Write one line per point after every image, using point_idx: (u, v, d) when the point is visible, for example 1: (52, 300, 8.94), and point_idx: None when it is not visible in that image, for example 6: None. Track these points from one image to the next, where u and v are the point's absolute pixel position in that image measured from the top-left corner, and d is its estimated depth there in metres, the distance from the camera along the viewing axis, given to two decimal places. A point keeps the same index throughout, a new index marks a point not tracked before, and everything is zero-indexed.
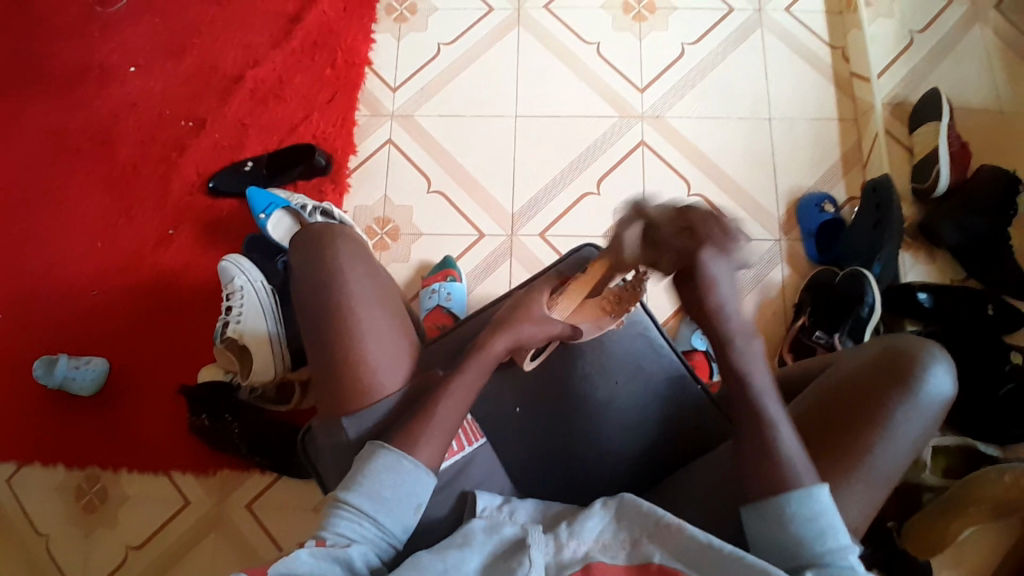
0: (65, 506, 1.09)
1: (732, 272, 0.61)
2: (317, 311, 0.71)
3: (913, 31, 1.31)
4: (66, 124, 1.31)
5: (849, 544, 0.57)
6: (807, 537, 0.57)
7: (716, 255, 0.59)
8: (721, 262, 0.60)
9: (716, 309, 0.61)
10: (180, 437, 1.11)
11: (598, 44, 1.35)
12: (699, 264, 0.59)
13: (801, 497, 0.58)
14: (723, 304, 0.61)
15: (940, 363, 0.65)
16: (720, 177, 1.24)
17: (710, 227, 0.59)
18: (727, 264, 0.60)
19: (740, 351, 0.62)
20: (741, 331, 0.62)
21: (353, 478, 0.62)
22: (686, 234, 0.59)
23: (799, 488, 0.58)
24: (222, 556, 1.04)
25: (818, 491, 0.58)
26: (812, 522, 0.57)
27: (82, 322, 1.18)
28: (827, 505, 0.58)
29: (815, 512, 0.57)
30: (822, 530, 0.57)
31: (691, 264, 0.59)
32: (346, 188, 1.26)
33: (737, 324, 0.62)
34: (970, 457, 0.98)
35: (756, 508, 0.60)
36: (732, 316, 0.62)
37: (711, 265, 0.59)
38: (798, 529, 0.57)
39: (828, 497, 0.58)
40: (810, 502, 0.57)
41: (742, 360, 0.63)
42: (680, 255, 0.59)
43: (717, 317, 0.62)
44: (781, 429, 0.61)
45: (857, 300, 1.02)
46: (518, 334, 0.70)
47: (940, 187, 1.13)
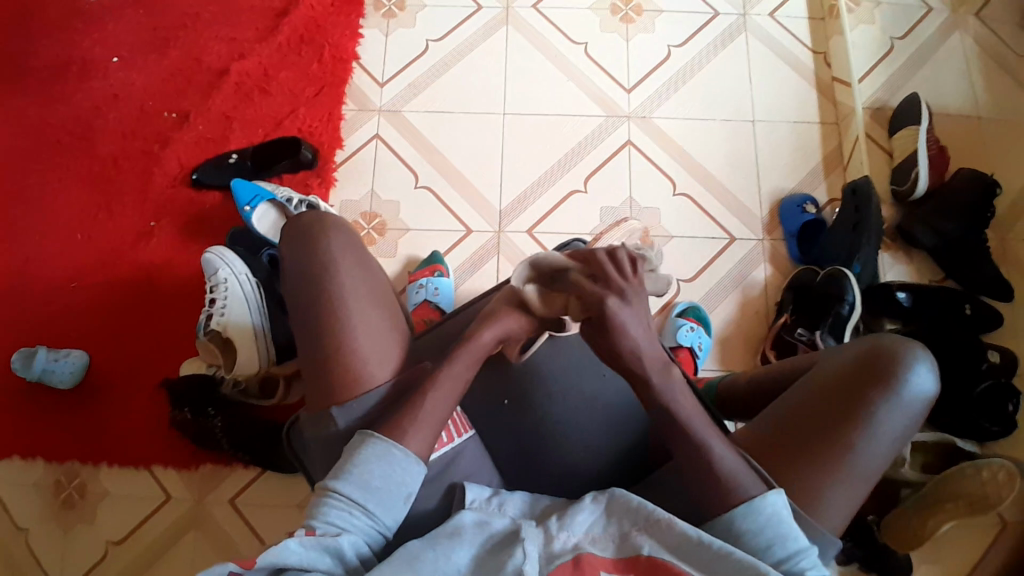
0: (44, 502, 1.06)
1: (641, 317, 0.63)
2: (307, 299, 0.71)
3: (894, 38, 1.36)
4: (45, 114, 1.29)
5: (804, 546, 0.58)
6: (759, 548, 0.58)
7: (620, 304, 0.61)
8: (626, 306, 0.61)
9: (632, 351, 0.62)
10: (160, 433, 1.08)
11: (586, 44, 1.35)
12: (605, 313, 0.61)
13: (744, 513, 0.59)
14: (634, 343, 0.62)
15: (921, 363, 0.67)
16: (704, 178, 1.26)
17: (617, 275, 0.61)
18: (637, 310, 0.62)
19: (659, 390, 0.63)
20: (654, 367, 0.63)
21: (341, 467, 0.61)
22: (592, 281, 0.62)
23: (743, 503, 0.59)
24: (204, 550, 1.03)
25: (764, 503, 0.59)
26: (759, 535, 0.58)
27: (60, 316, 1.15)
28: (772, 514, 0.59)
29: (761, 525, 0.59)
30: (771, 541, 0.58)
31: (598, 312, 0.61)
32: (332, 183, 1.25)
33: (649, 365, 0.63)
34: (948, 454, 1.00)
35: (709, 530, 0.61)
36: (644, 358, 0.63)
37: (617, 314, 0.61)
38: (750, 541, 0.59)
39: (773, 507, 0.59)
40: (754, 516, 0.59)
41: (670, 399, 0.63)
42: (587, 306, 0.62)
43: (630, 360, 0.63)
44: (716, 449, 0.62)
45: (837, 299, 1.04)
46: (506, 325, 0.70)
47: (918, 191, 1.15)
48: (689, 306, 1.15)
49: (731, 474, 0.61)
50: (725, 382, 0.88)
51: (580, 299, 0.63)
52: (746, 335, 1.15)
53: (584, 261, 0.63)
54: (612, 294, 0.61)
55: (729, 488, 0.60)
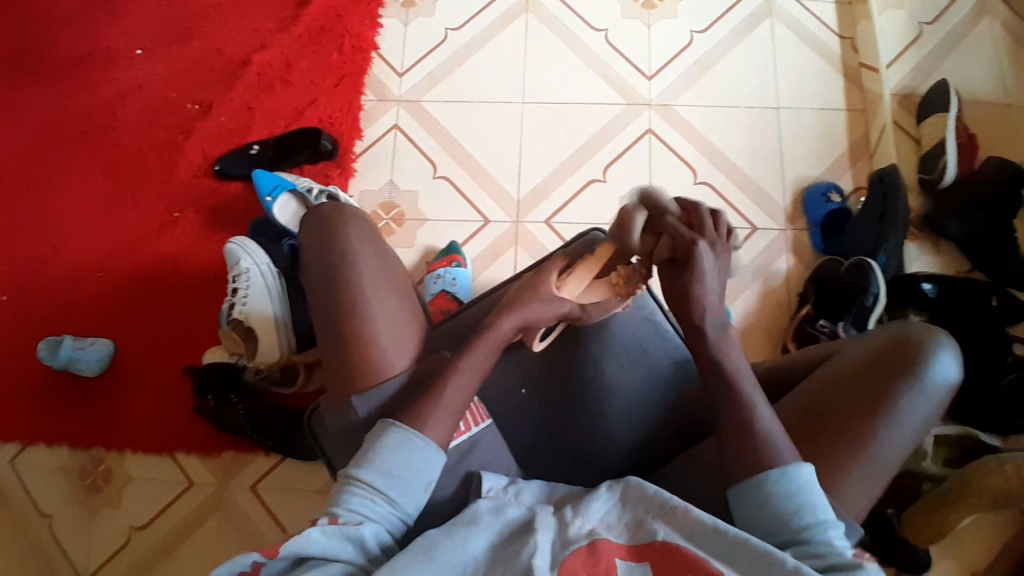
0: (71, 486, 1.09)
1: (720, 270, 0.66)
2: (326, 289, 0.72)
3: (922, 23, 1.31)
4: (73, 106, 1.31)
5: (831, 518, 0.57)
6: (787, 513, 0.57)
7: (708, 251, 0.65)
8: (711, 256, 0.65)
9: (698, 300, 0.65)
10: (186, 419, 1.11)
11: (607, 31, 1.34)
12: (693, 255, 0.65)
13: (776, 477, 0.59)
14: (705, 292, 0.65)
15: (945, 351, 0.66)
16: (726, 166, 1.24)
17: (711, 226, 0.66)
18: (718, 261, 0.66)
19: (716, 338, 0.66)
20: (715, 316, 0.66)
21: (365, 455, 0.62)
22: (691, 226, 0.66)
23: (775, 467, 0.59)
24: (226, 535, 1.06)
25: (797, 471, 0.58)
26: (788, 500, 0.58)
27: (88, 303, 1.18)
28: (803, 482, 0.58)
29: (791, 490, 0.58)
30: (799, 507, 0.57)
31: (687, 252, 0.65)
32: (351, 173, 1.26)
33: (715, 314, 0.66)
34: (971, 448, 0.99)
35: (738, 492, 0.60)
36: (711, 308, 0.66)
37: (702, 258, 0.65)
38: (778, 506, 0.58)
39: (804, 476, 0.58)
40: (786, 481, 0.58)
41: (724, 348, 0.66)
42: (677, 246, 0.66)
43: (695, 306, 0.66)
44: (757, 409, 0.62)
45: (860, 290, 1.03)
46: (526, 314, 0.70)
47: (946, 179, 1.12)
48: None
49: (749, 465, 0.60)
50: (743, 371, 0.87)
51: (668, 240, 0.67)
52: (766, 327, 1.14)
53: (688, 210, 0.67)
54: (706, 239, 0.65)
55: (747, 480, 0.60)
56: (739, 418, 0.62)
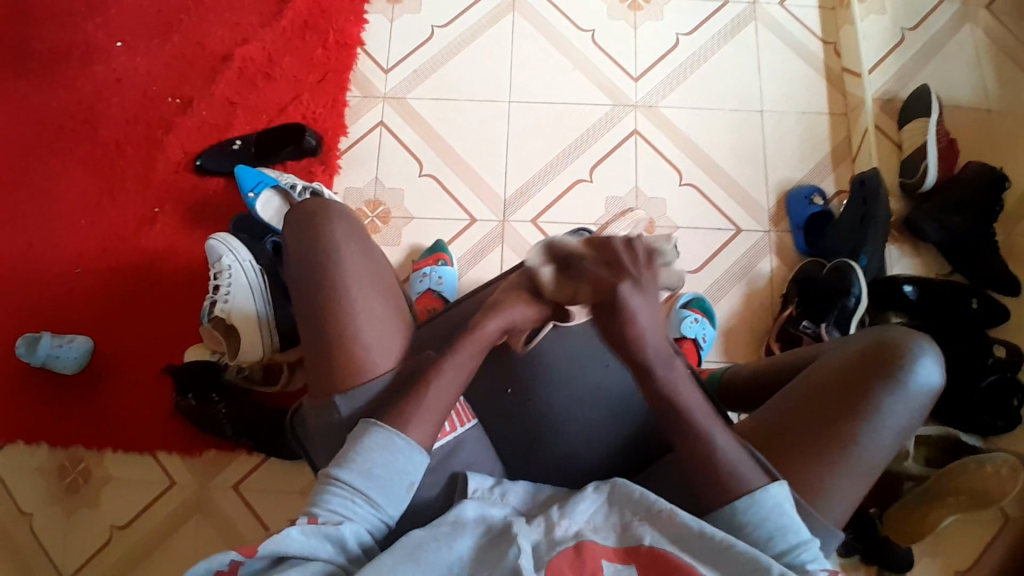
0: (49, 486, 1.07)
1: (651, 306, 0.61)
2: (309, 286, 0.71)
3: (904, 29, 1.33)
4: (50, 99, 1.28)
5: (805, 538, 0.59)
6: (760, 541, 0.59)
7: (633, 290, 0.60)
8: (638, 293, 0.60)
9: (636, 341, 0.61)
10: (164, 420, 1.09)
11: (593, 31, 1.34)
12: (617, 297, 0.60)
13: (746, 506, 0.59)
14: (642, 332, 0.61)
15: (927, 356, 0.66)
16: (711, 168, 1.25)
17: (630, 261, 0.60)
18: (647, 300, 0.61)
19: (662, 381, 0.62)
20: (658, 357, 0.62)
21: (346, 455, 0.61)
22: (607, 266, 0.61)
23: (743, 495, 0.60)
24: (208, 535, 1.04)
25: (763, 496, 0.59)
26: (760, 528, 0.59)
27: (64, 301, 1.16)
28: (773, 507, 0.59)
29: (761, 517, 0.59)
30: (772, 532, 0.59)
31: (611, 295, 0.60)
32: (336, 170, 1.24)
33: (653, 356, 0.62)
34: (952, 449, 0.99)
35: (710, 522, 0.61)
36: (651, 349, 0.61)
37: (628, 300, 0.60)
38: (750, 535, 0.59)
39: (771, 499, 0.59)
40: (755, 509, 0.59)
41: (671, 389, 0.63)
42: (598, 288, 0.61)
43: (633, 349, 0.62)
44: (717, 438, 0.62)
45: (842, 293, 1.04)
46: (510, 317, 0.69)
47: (927, 183, 1.14)
48: (693, 297, 1.13)
49: (733, 467, 0.61)
50: (728, 374, 0.88)
51: (590, 284, 0.62)
52: (749, 327, 1.15)
53: (601, 246, 0.62)
54: (628, 277, 0.60)
55: (732, 482, 0.60)
56: None
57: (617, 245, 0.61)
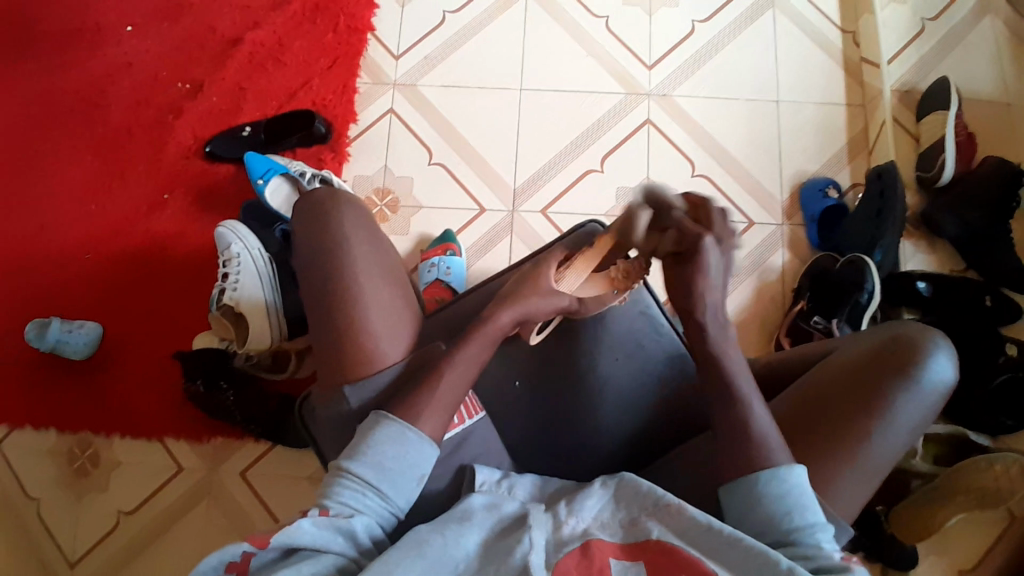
0: (58, 470, 1.08)
1: (724, 266, 0.62)
2: (318, 277, 0.70)
3: (926, 19, 1.30)
4: (61, 82, 1.28)
5: (821, 521, 0.57)
6: (776, 515, 0.57)
7: (715, 245, 0.61)
8: (717, 249, 0.61)
9: (699, 296, 0.62)
10: (174, 405, 1.10)
11: (607, 18, 1.32)
12: (698, 249, 0.61)
13: (769, 478, 0.58)
14: (707, 289, 0.62)
15: (941, 353, 0.66)
16: (724, 160, 1.23)
17: (718, 218, 0.62)
18: (721, 257, 0.62)
19: (715, 336, 0.64)
20: (716, 315, 0.64)
21: (357, 447, 0.62)
22: (696, 220, 0.62)
23: (768, 468, 0.59)
24: (217, 520, 1.05)
25: (788, 473, 0.58)
26: (779, 501, 0.57)
27: (75, 286, 1.16)
28: (796, 485, 0.58)
29: (783, 491, 0.58)
30: (791, 508, 0.57)
31: (692, 247, 0.61)
32: (345, 157, 1.24)
33: (713, 313, 0.64)
34: (962, 447, 1.00)
35: (727, 493, 0.60)
36: (710, 305, 0.63)
37: (707, 253, 0.61)
38: (768, 508, 0.58)
39: (794, 477, 0.58)
40: (778, 483, 0.58)
41: (721, 347, 0.64)
42: (682, 239, 0.61)
43: (695, 302, 0.63)
44: (730, 441, 0.62)
45: (856, 286, 1.03)
46: (526, 308, 0.70)
47: (944, 178, 1.12)
48: None
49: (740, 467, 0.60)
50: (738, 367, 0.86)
51: (673, 234, 0.62)
52: (760, 319, 1.14)
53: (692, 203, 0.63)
54: (712, 232, 0.61)
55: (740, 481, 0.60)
56: (733, 417, 0.62)
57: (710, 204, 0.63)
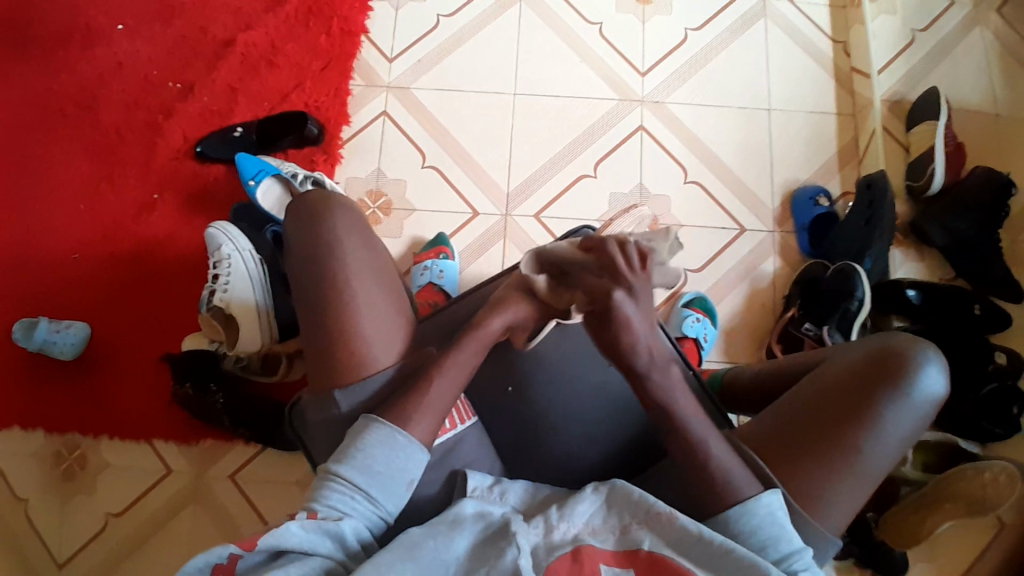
0: (44, 472, 1.06)
1: (645, 313, 0.59)
2: (310, 278, 0.70)
3: (915, 30, 1.31)
4: (50, 81, 1.27)
5: (797, 545, 0.59)
6: (753, 550, 0.59)
7: (625, 296, 0.58)
8: (630, 298, 0.58)
9: (631, 346, 0.60)
10: (160, 408, 1.08)
11: (601, 24, 1.33)
12: (611, 305, 0.58)
13: (740, 515, 0.60)
14: (637, 340, 0.59)
15: (932, 365, 0.66)
16: (717, 167, 1.24)
17: (621, 265, 0.58)
18: (640, 304, 0.59)
19: (658, 387, 0.61)
20: (655, 364, 0.61)
21: (345, 451, 0.61)
22: (601, 273, 0.60)
23: (737, 504, 0.60)
24: (204, 524, 1.03)
25: (756, 505, 0.60)
26: (755, 535, 0.59)
27: (61, 287, 1.15)
28: (766, 516, 0.60)
29: (755, 526, 0.59)
30: (765, 541, 0.59)
31: (604, 303, 0.59)
32: (338, 160, 1.23)
33: (650, 361, 0.61)
34: (952, 455, 1.00)
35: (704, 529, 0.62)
36: (645, 353, 0.60)
37: (622, 306, 0.58)
38: (744, 543, 0.60)
39: (764, 508, 0.60)
40: (748, 519, 0.59)
41: (665, 395, 0.62)
42: (592, 295, 0.60)
43: (627, 354, 0.60)
44: (719, 447, 0.62)
45: (846, 295, 1.03)
46: (514, 312, 0.68)
47: (933, 187, 1.14)
48: (695, 296, 1.14)
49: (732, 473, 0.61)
50: (730, 374, 0.88)
51: (585, 292, 0.61)
52: (751, 326, 1.15)
53: (594, 249, 0.61)
54: (619, 284, 0.58)
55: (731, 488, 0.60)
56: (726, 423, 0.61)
57: (612, 246, 0.59)
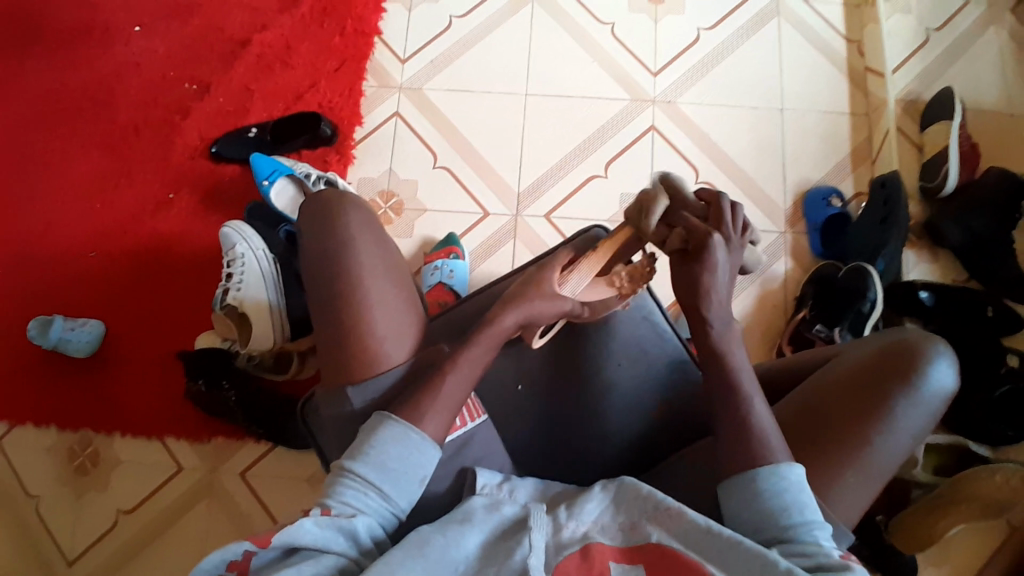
0: (59, 467, 1.09)
1: (731, 265, 0.64)
2: (324, 277, 0.71)
3: (930, 29, 1.30)
4: (69, 81, 1.29)
5: (819, 519, 0.56)
6: (773, 512, 0.57)
7: (724, 243, 0.62)
8: (725, 247, 0.63)
9: (706, 290, 0.63)
10: (177, 404, 1.10)
11: (613, 24, 1.33)
12: (707, 246, 0.62)
13: (768, 474, 0.58)
14: (714, 286, 0.63)
15: (943, 360, 0.66)
16: (729, 166, 1.24)
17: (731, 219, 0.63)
18: (731, 256, 0.64)
19: (719, 334, 0.64)
20: (720, 312, 0.64)
21: (359, 448, 0.62)
22: (708, 215, 0.63)
23: (767, 464, 0.59)
24: (215, 520, 1.05)
25: (787, 470, 0.58)
26: (777, 497, 0.57)
27: (79, 284, 1.17)
28: (795, 482, 0.58)
29: (781, 488, 0.57)
30: (788, 505, 0.57)
31: (701, 242, 0.62)
32: (351, 160, 1.24)
33: (720, 310, 0.64)
34: (963, 456, 1.00)
35: (727, 488, 0.60)
36: (716, 303, 0.64)
37: (716, 250, 0.62)
38: (767, 505, 0.57)
39: (794, 474, 0.58)
40: (775, 479, 0.58)
41: (726, 343, 0.65)
42: (692, 235, 0.63)
43: (700, 298, 0.63)
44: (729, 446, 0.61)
45: (859, 295, 1.03)
46: (530, 309, 0.69)
47: (947, 188, 1.12)
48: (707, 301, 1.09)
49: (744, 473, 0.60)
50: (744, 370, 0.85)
51: (683, 231, 0.64)
52: (761, 327, 1.15)
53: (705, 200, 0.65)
54: (724, 230, 0.62)
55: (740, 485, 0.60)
56: (734, 423, 0.62)
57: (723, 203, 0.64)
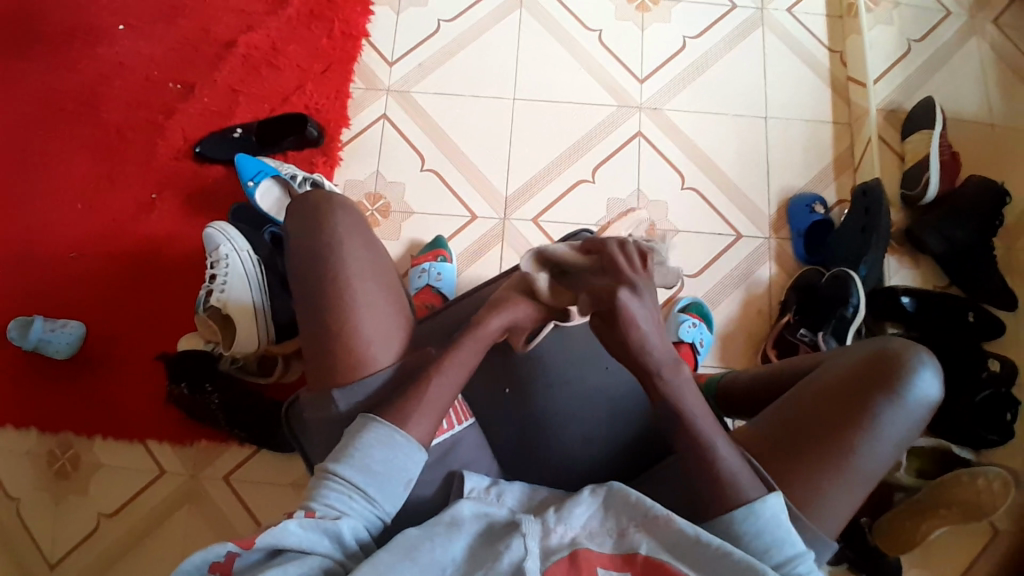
0: (37, 472, 1.06)
1: (650, 312, 0.64)
2: (310, 277, 0.70)
3: (911, 40, 1.33)
4: (51, 79, 1.27)
5: (800, 550, 0.58)
6: (756, 553, 0.58)
7: (630, 293, 0.63)
8: (636, 297, 0.63)
9: (642, 345, 0.63)
10: (157, 408, 1.08)
11: (601, 31, 1.34)
12: (619, 301, 0.62)
13: (744, 516, 0.59)
14: (644, 337, 0.63)
15: (926, 368, 0.66)
16: (714, 173, 1.25)
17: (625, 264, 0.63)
18: (645, 304, 0.63)
19: (669, 388, 0.63)
20: (664, 363, 0.64)
21: (343, 450, 0.61)
22: (604, 272, 0.64)
23: (742, 505, 0.59)
24: (198, 526, 1.03)
25: (763, 507, 0.59)
26: (759, 538, 0.58)
27: (58, 285, 1.14)
28: (771, 518, 0.59)
29: (759, 529, 0.59)
30: (769, 544, 0.58)
31: (611, 301, 0.63)
32: (337, 162, 1.24)
33: (660, 361, 0.63)
34: (946, 460, 1.01)
35: (706, 529, 0.61)
36: (655, 353, 0.63)
37: (628, 304, 0.62)
38: (748, 544, 0.59)
39: (769, 510, 0.59)
40: (753, 520, 0.59)
41: (677, 395, 0.63)
42: (599, 295, 0.64)
43: (637, 355, 0.63)
44: (718, 447, 0.61)
45: (841, 301, 1.04)
46: (515, 312, 0.69)
47: (928, 196, 1.14)
48: (691, 302, 1.14)
49: (733, 476, 0.60)
50: (726, 380, 0.86)
51: (590, 293, 0.65)
52: (746, 332, 1.15)
53: (594, 251, 0.66)
54: (625, 282, 0.63)
55: (730, 489, 0.60)
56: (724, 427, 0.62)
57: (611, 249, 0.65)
